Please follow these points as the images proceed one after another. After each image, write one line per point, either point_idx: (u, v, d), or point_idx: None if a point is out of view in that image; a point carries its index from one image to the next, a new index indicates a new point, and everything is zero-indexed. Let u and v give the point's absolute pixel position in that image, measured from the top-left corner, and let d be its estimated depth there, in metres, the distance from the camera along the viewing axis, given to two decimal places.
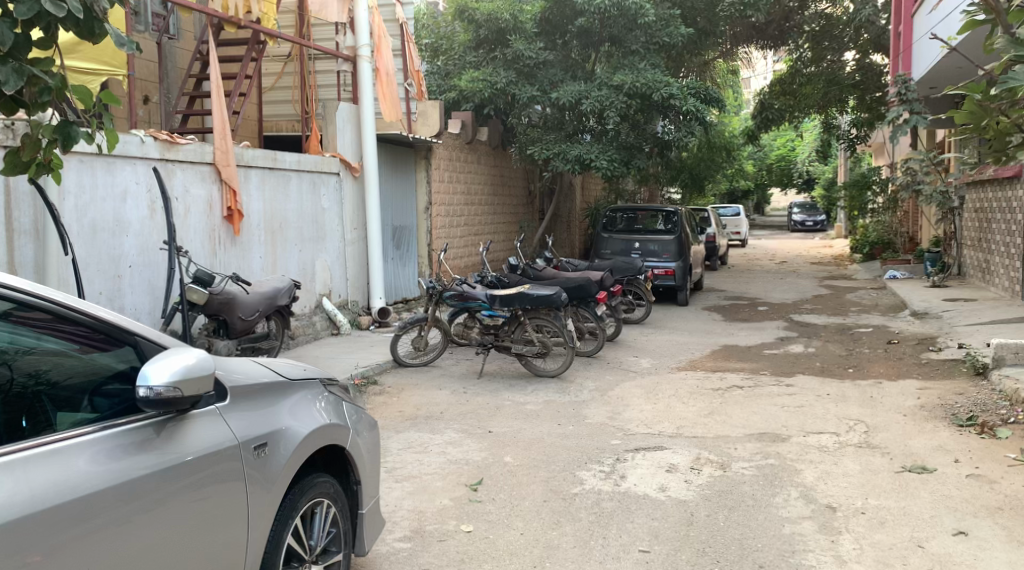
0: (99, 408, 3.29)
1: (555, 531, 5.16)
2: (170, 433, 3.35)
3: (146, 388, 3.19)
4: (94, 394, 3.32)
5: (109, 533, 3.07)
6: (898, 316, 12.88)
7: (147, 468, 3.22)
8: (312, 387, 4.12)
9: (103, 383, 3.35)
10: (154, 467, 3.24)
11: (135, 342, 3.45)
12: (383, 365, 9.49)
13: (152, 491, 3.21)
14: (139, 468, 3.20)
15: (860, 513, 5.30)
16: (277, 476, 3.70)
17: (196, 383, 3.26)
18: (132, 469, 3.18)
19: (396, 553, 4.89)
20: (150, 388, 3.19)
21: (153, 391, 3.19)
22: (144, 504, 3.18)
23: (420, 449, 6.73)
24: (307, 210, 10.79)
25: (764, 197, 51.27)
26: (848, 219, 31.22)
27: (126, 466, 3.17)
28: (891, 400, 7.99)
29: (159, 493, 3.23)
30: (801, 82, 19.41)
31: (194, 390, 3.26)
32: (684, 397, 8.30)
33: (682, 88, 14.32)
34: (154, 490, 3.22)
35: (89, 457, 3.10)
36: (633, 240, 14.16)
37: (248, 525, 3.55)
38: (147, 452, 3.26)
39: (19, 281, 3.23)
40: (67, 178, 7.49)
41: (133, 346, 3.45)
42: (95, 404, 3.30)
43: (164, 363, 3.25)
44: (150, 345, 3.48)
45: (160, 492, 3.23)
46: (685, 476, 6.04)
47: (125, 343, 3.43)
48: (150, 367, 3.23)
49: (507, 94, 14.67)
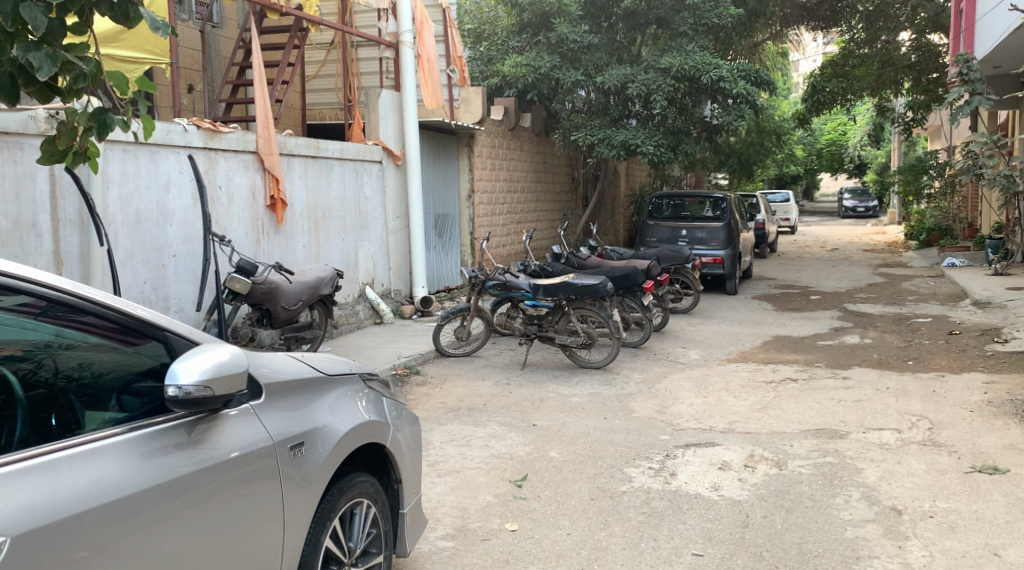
0: (127, 407, 3.03)
1: (603, 532, 4.93)
2: (208, 432, 3.11)
3: (174, 387, 2.90)
4: (123, 393, 3.05)
5: (152, 531, 2.86)
6: (958, 306, 12.45)
7: (188, 465, 3.00)
8: (351, 382, 3.86)
9: (133, 380, 3.09)
10: (195, 465, 3.02)
11: (165, 338, 3.20)
12: (425, 355, 9.30)
13: (194, 488, 2.99)
14: (181, 466, 2.98)
15: (929, 516, 5.01)
16: (314, 477, 3.44)
17: (227, 382, 2.98)
18: (173, 468, 2.96)
19: (439, 552, 4.69)
20: (178, 388, 2.90)
21: (182, 392, 2.90)
22: (186, 500, 2.96)
23: (463, 443, 6.54)
24: (350, 199, 10.65)
25: (813, 182, 50.45)
26: (901, 204, 30.52)
27: (166, 464, 2.95)
28: (955, 395, 7.65)
29: (201, 491, 3.01)
30: (854, 64, 18.79)
31: (225, 389, 2.98)
32: (736, 390, 8.01)
33: (732, 70, 13.92)
34: (196, 488, 3.00)
35: (130, 454, 2.89)
36: (680, 228, 13.86)
37: (284, 526, 3.30)
38: (186, 449, 3.03)
39: (58, 279, 2.99)
40: (111, 167, 7.38)
41: (163, 341, 3.19)
42: (124, 403, 3.03)
43: (194, 361, 2.95)
44: (181, 341, 3.23)
45: (201, 488, 3.01)
46: (738, 475, 5.78)
47: (156, 339, 3.18)
48: (179, 365, 2.94)
49: (551, 78, 14.38)
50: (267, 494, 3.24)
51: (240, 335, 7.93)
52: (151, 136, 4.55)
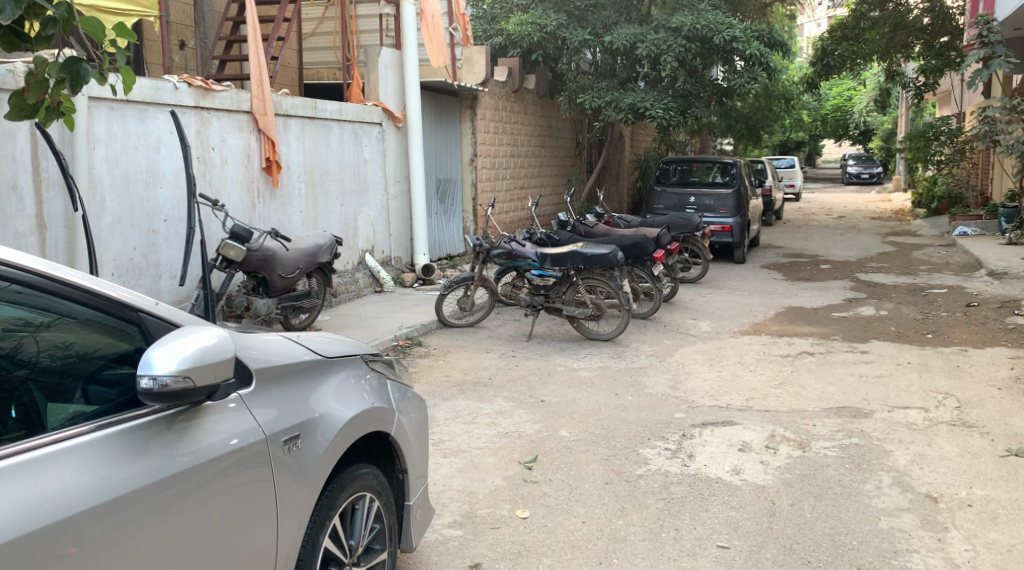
0: (97, 399, 2.66)
1: (620, 520, 4.62)
2: (199, 423, 2.76)
3: (149, 378, 2.48)
4: (91, 382, 2.69)
5: (148, 523, 2.55)
6: (973, 276, 12.11)
7: (184, 456, 2.68)
8: (353, 366, 3.50)
9: (105, 367, 2.73)
10: (191, 456, 2.69)
11: (140, 321, 2.81)
12: (428, 326, 8.96)
13: (191, 479, 2.67)
14: (176, 456, 2.66)
15: (967, 505, 4.73)
16: (312, 472, 3.09)
17: (211, 370, 2.57)
18: (168, 460, 2.64)
19: (446, 543, 4.37)
20: (153, 379, 2.48)
21: (158, 383, 2.48)
22: (183, 490, 2.65)
23: (468, 420, 6.23)
24: (349, 161, 10.26)
25: (816, 147, 49.93)
26: (907, 170, 30.12)
27: (160, 456, 2.63)
28: (980, 370, 7.33)
29: (201, 481, 2.70)
30: (865, 26, 18.20)
31: (209, 379, 2.57)
32: (752, 364, 7.69)
33: (745, 30, 13.51)
34: (191, 480, 2.67)
35: (124, 447, 2.57)
36: (687, 195, 13.44)
37: (281, 525, 2.96)
38: (182, 438, 2.70)
39: (33, 261, 2.64)
40: (97, 126, 6.97)
41: (138, 325, 2.81)
42: (91, 394, 2.67)
43: (172, 347, 2.54)
44: (159, 324, 2.84)
45: (197, 479, 2.69)
46: (760, 457, 5.46)
47: (129, 323, 2.79)
48: (154, 352, 2.53)
49: (557, 38, 13.94)
50: (263, 489, 2.89)
51: (235, 304, 7.62)
52: (130, 90, 4.10)
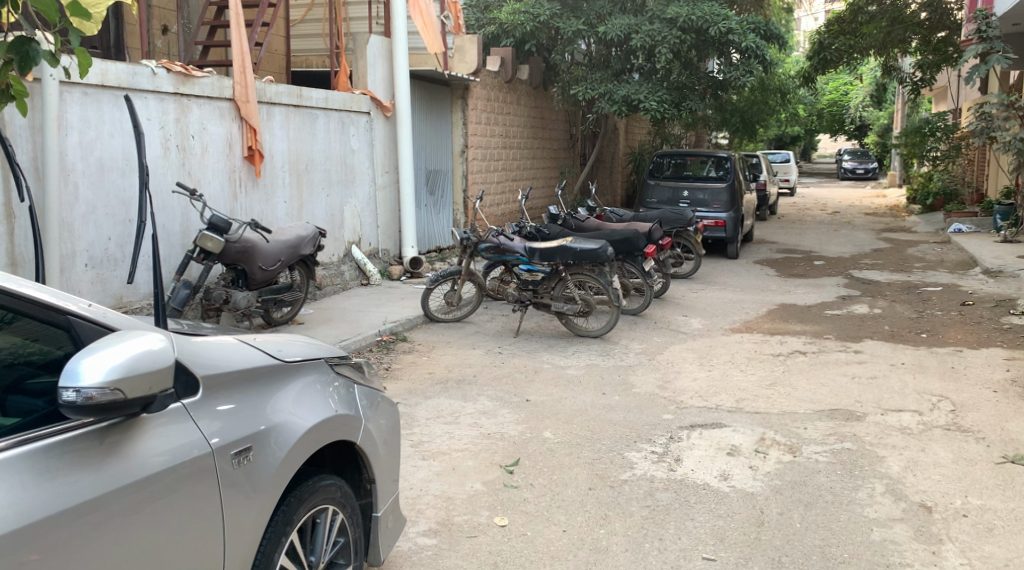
0: (16, 410, 2.47)
1: (603, 529, 4.44)
2: (156, 429, 2.62)
3: (73, 391, 2.30)
4: (11, 393, 2.50)
5: (118, 527, 2.46)
6: (969, 274, 11.94)
7: (160, 456, 2.59)
8: (319, 370, 3.33)
9: (27, 375, 2.55)
10: (169, 457, 2.61)
11: (68, 324, 2.63)
12: (414, 321, 8.77)
13: (168, 480, 2.60)
14: (153, 457, 2.58)
15: (962, 516, 4.56)
16: (277, 480, 2.94)
17: (145, 380, 2.39)
18: (143, 460, 2.56)
19: (419, 552, 4.20)
20: (77, 391, 2.30)
21: (82, 396, 2.30)
22: (156, 491, 2.56)
23: (449, 420, 6.04)
24: (335, 152, 10.05)
25: (812, 141, 49.72)
26: (903, 165, 29.91)
27: (133, 456, 2.54)
28: (975, 373, 7.17)
29: (178, 482, 2.62)
30: (862, 20, 17.95)
31: (143, 390, 2.39)
32: (743, 364, 7.51)
33: (741, 22, 13.32)
34: (168, 482, 2.59)
35: (85, 452, 2.46)
36: (681, 188, 13.24)
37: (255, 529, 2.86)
38: (163, 436, 2.63)
39: None
40: (70, 111, 6.76)
41: (66, 329, 2.63)
42: (9, 405, 2.48)
43: (102, 356, 2.36)
44: (89, 327, 2.66)
45: (175, 480, 2.61)
46: (749, 462, 5.29)
47: (56, 327, 2.62)
48: (82, 361, 2.35)
49: (550, 27, 13.78)
50: (240, 492, 2.81)
51: (214, 297, 7.45)
52: (85, 75, 3.90)
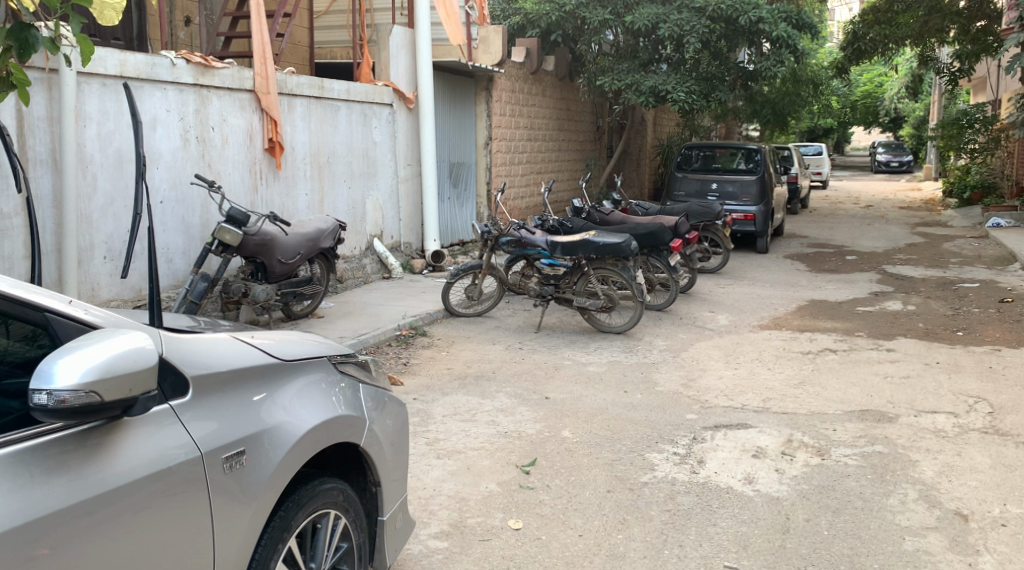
0: None
1: (620, 534, 4.27)
2: (162, 426, 2.59)
3: (45, 393, 2.27)
4: None
5: (132, 521, 2.45)
6: (1007, 270, 11.58)
7: (178, 450, 2.58)
8: (327, 369, 3.23)
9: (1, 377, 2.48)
10: (185, 449, 2.60)
11: (46, 322, 2.58)
12: (434, 315, 8.63)
13: (184, 474, 2.58)
14: (170, 449, 2.57)
15: (1000, 525, 4.34)
16: (281, 480, 2.86)
17: (123, 383, 2.35)
18: (159, 453, 2.54)
19: (430, 556, 4.05)
20: (50, 394, 2.27)
21: (54, 399, 2.26)
22: (172, 484, 2.55)
23: (467, 418, 5.89)
24: (357, 144, 9.92)
25: (844, 133, 49.00)
26: (939, 157, 29.29)
27: (151, 448, 2.53)
28: (1014, 373, 6.90)
29: (193, 477, 2.61)
30: (897, 10, 17.52)
31: (121, 393, 2.35)
32: (770, 361, 7.30)
33: (772, 11, 13.03)
34: (183, 475, 2.58)
35: (89, 447, 2.42)
36: (710, 181, 13.00)
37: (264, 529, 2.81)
38: (179, 430, 2.61)
39: None
40: (88, 102, 6.67)
41: (44, 327, 2.58)
42: None
43: (76, 357, 2.32)
44: (69, 325, 2.61)
45: (189, 475, 2.59)
46: (775, 464, 5.09)
47: (33, 324, 2.56)
48: (56, 362, 2.31)
49: (576, 17, 13.54)
50: (253, 488, 2.76)
51: (233, 291, 7.34)
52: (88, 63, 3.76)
